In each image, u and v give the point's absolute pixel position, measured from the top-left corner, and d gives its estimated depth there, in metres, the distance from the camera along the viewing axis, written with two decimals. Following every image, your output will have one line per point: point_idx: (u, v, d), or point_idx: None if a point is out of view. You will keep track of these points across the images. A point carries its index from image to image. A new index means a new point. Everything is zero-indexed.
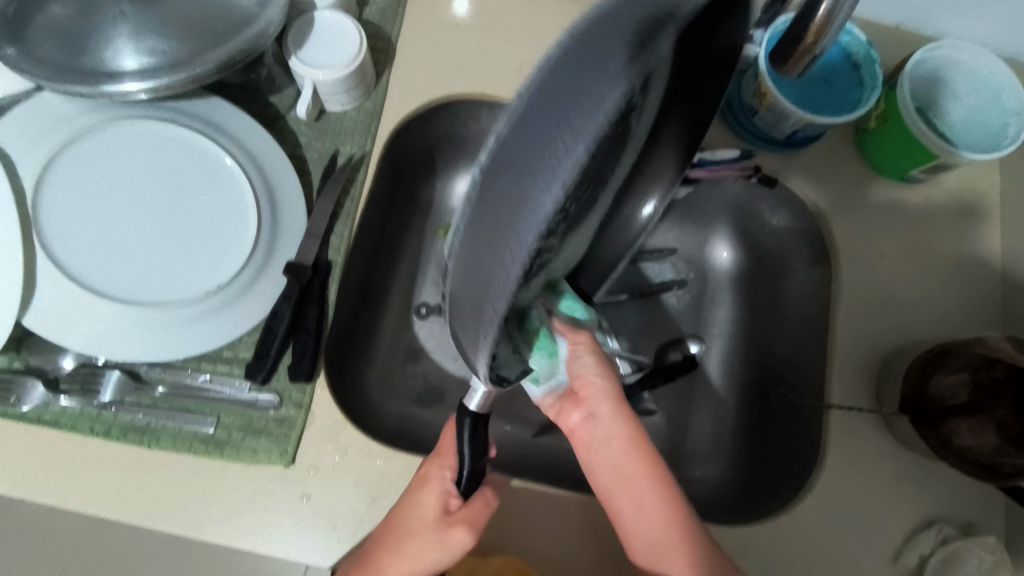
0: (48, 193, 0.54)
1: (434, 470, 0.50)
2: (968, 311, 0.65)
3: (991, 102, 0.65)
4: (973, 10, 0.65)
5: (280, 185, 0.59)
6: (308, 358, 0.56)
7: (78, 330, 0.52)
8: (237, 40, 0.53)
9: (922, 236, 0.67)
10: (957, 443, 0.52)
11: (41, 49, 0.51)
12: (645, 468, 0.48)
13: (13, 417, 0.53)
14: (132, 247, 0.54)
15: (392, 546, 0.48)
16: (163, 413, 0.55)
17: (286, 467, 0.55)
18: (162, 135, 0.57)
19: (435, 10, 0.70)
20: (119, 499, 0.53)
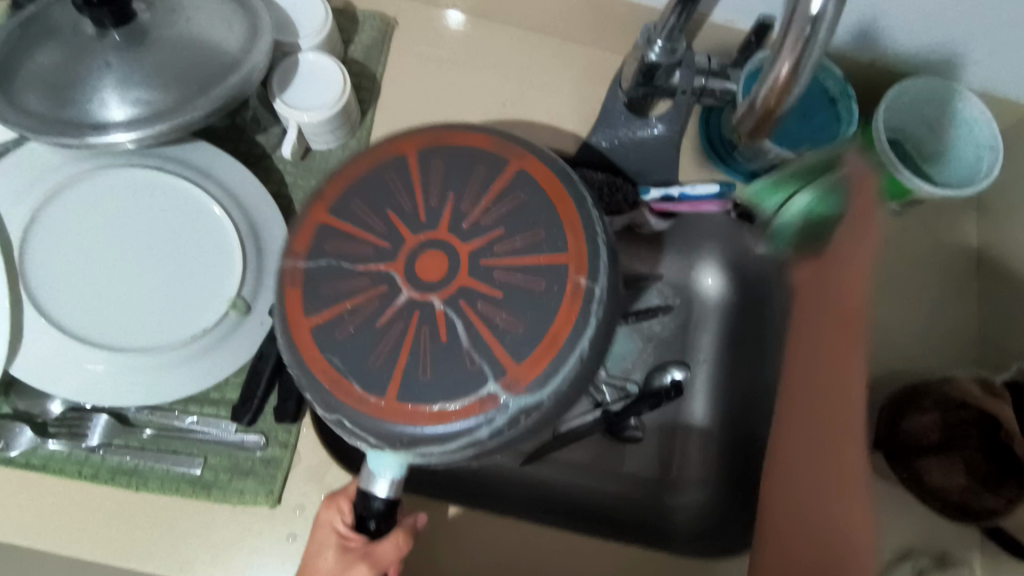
0: (34, 244, 0.54)
1: (327, 516, 0.49)
2: (948, 343, 0.66)
3: (965, 136, 0.66)
4: (949, 47, 0.66)
5: (264, 225, 0.59)
6: (294, 398, 0.56)
7: (67, 378, 0.53)
8: (221, 88, 0.53)
9: (901, 268, 0.68)
10: (928, 482, 0.54)
11: (28, 102, 0.52)
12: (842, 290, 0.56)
13: (1, 461, 0.54)
14: (118, 294, 0.55)
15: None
16: (150, 456, 0.55)
17: (272, 507, 0.55)
18: (147, 182, 0.58)
19: (419, 48, 0.71)
20: (108, 541, 0.54)
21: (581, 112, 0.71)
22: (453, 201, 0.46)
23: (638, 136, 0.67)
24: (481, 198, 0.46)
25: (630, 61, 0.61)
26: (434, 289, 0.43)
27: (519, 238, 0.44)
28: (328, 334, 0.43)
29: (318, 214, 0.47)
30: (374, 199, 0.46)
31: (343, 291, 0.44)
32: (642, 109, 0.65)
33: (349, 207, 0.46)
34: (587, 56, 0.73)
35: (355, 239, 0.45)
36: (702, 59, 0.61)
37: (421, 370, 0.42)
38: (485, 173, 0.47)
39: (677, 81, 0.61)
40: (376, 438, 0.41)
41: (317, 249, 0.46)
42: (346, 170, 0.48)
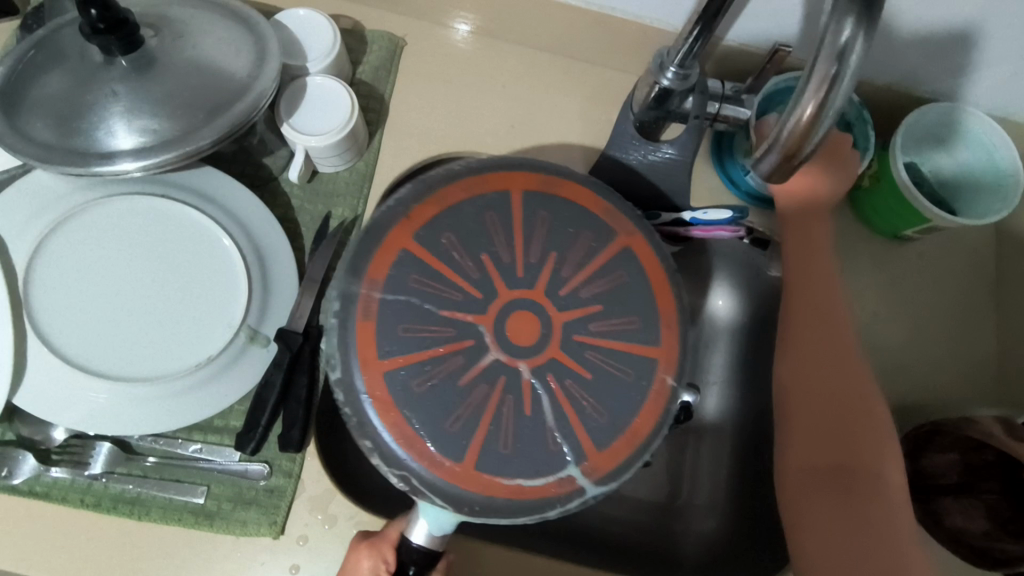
0: (39, 272, 0.54)
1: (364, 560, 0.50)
2: (964, 374, 0.65)
3: (983, 163, 0.64)
4: (968, 73, 0.64)
5: (270, 251, 0.59)
6: (298, 427, 0.56)
7: (70, 408, 0.53)
8: (228, 116, 0.53)
9: (916, 295, 0.67)
10: (947, 523, 0.52)
11: (35, 130, 0.52)
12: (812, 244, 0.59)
13: (3, 489, 0.53)
14: (123, 322, 0.55)
15: None
16: (152, 484, 0.55)
17: (275, 538, 0.55)
18: (153, 207, 0.57)
19: (428, 69, 0.70)
20: (108, 572, 0.53)
21: (591, 134, 0.70)
22: (553, 262, 0.47)
23: (648, 159, 0.66)
24: (586, 265, 0.48)
25: (641, 86, 0.60)
26: (521, 353, 0.45)
27: (609, 314, 0.47)
28: (403, 388, 0.44)
29: (401, 238, 0.47)
30: (463, 239, 0.47)
31: (423, 339, 0.45)
32: (653, 133, 0.65)
33: (443, 245, 0.47)
34: (597, 77, 0.72)
35: (443, 282, 0.46)
36: (717, 84, 0.61)
37: (502, 441, 0.44)
38: (588, 240, 0.48)
39: (689, 106, 0.60)
40: (445, 500, 0.43)
41: (396, 281, 0.46)
42: (440, 194, 0.48)
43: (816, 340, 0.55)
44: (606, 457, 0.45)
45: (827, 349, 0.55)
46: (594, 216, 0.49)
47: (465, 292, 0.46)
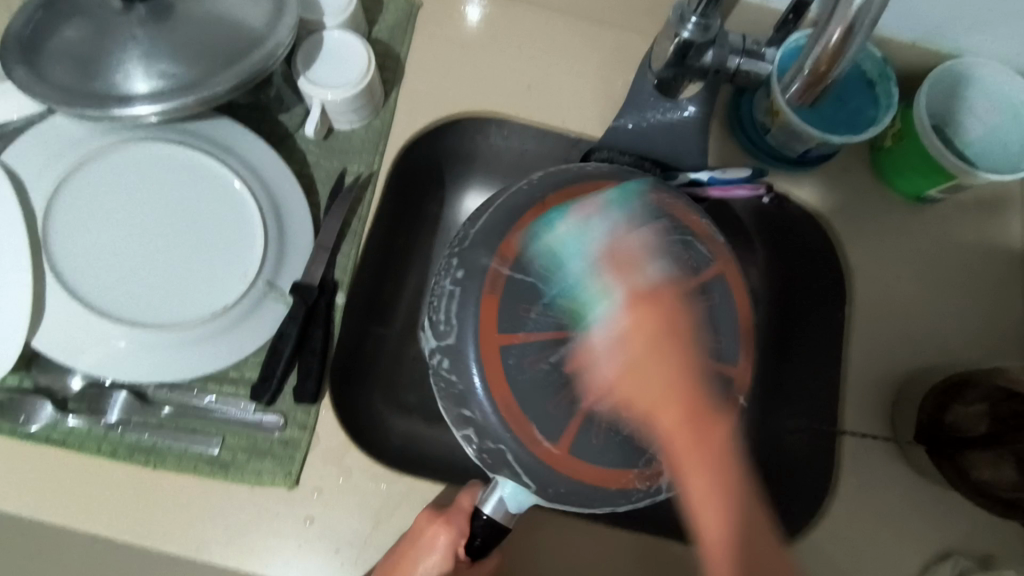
0: (58, 216, 0.54)
1: (438, 533, 0.50)
2: (987, 336, 0.64)
3: (1011, 120, 0.63)
4: (992, 27, 0.63)
5: (287, 204, 0.59)
6: (313, 379, 0.56)
7: (87, 352, 0.53)
8: (245, 62, 0.53)
9: (940, 256, 0.66)
10: (975, 477, 0.53)
11: (54, 74, 0.52)
12: (660, 350, 0.46)
13: (20, 436, 0.54)
14: (141, 269, 0.55)
15: None
16: (168, 433, 0.55)
17: (290, 488, 0.55)
18: (171, 157, 0.57)
19: (445, 27, 0.70)
20: (123, 520, 0.53)
21: (608, 95, 0.69)
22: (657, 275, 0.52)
23: (666, 118, 0.66)
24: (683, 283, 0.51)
25: (661, 40, 0.60)
26: None
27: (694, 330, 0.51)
28: (514, 366, 0.48)
29: (532, 227, 0.51)
30: (577, 240, 0.52)
31: (536, 322, 0.49)
32: (672, 90, 0.64)
33: (566, 242, 0.51)
34: (614, 38, 0.71)
35: (562, 275, 0.50)
36: (736, 38, 0.60)
37: (596, 434, 0.47)
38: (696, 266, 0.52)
39: (710, 59, 0.59)
40: (533, 478, 0.47)
41: (523, 262, 0.50)
42: (572, 189, 0.53)
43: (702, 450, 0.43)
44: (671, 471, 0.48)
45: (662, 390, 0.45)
46: (698, 240, 0.53)
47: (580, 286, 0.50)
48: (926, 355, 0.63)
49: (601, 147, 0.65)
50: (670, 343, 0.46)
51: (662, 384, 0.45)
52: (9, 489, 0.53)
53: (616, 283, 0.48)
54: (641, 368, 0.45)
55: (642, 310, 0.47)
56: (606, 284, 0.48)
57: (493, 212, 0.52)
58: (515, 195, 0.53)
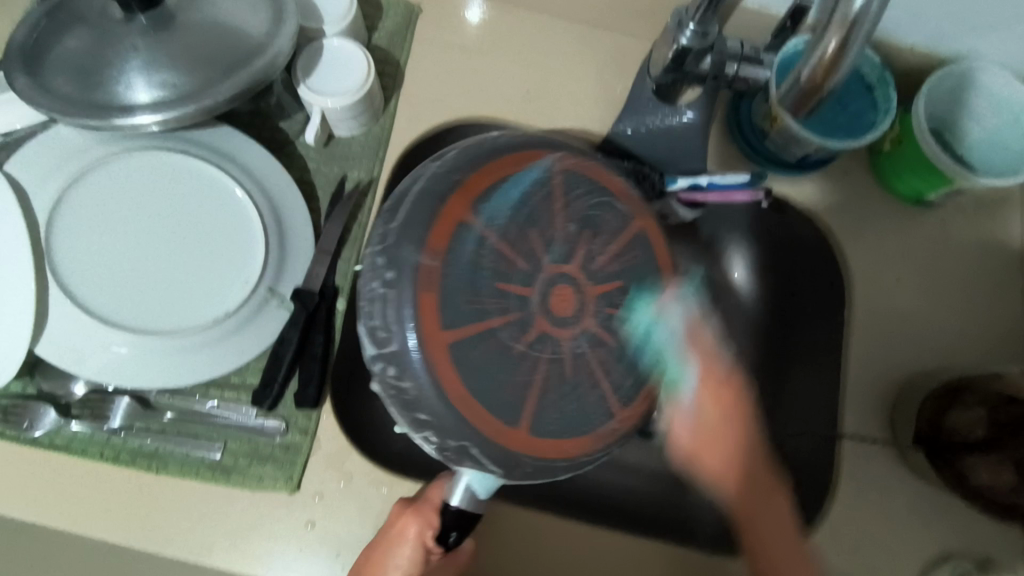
0: (60, 224, 0.55)
1: (412, 526, 0.50)
2: (987, 340, 0.64)
3: (1011, 124, 0.63)
4: (991, 31, 0.63)
5: (287, 211, 0.59)
6: (314, 385, 0.56)
7: (90, 358, 0.53)
8: (246, 71, 0.53)
9: (940, 260, 0.66)
10: (973, 481, 0.53)
11: (57, 84, 0.53)
12: (721, 412, 0.50)
13: (24, 442, 0.54)
14: (143, 277, 0.55)
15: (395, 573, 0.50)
16: (170, 439, 0.55)
17: (292, 493, 0.55)
18: (172, 164, 0.58)
19: (444, 33, 0.70)
20: (126, 525, 0.54)
21: (608, 100, 0.70)
22: (586, 240, 0.48)
23: (665, 124, 0.66)
24: (613, 243, 0.49)
25: (659, 47, 0.60)
26: (560, 324, 0.46)
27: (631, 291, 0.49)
28: (464, 358, 0.45)
29: (457, 210, 0.46)
30: (512, 215, 0.47)
31: (482, 307, 0.45)
32: (670, 96, 0.64)
33: (497, 220, 0.47)
34: (612, 43, 0.71)
35: (493, 253, 0.46)
36: (736, 43, 0.60)
37: (552, 409, 0.46)
38: (615, 221, 0.50)
39: (707, 66, 0.59)
40: (500, 467, 0.45)
41: (455, 250, 0.45)
42: (488, 166, 0.48)
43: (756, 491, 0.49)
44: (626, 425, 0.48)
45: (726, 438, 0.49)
46: (616, 200, 0.50)
47: (509, 259, 0.46)
48: (926, 360, 0.63)
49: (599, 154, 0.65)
50: (724, 378, 0.51)
51: (733, 435, 0.49)
52: (13, 495, 0.54)
53: (691, 358, 0.50)
54: (715, 425, 0.50)
55: (720, 394, 0.50)
56: (685, 358, 0.50)
57: (412, 201, 0.47)
58: (432, 173, 0.48)
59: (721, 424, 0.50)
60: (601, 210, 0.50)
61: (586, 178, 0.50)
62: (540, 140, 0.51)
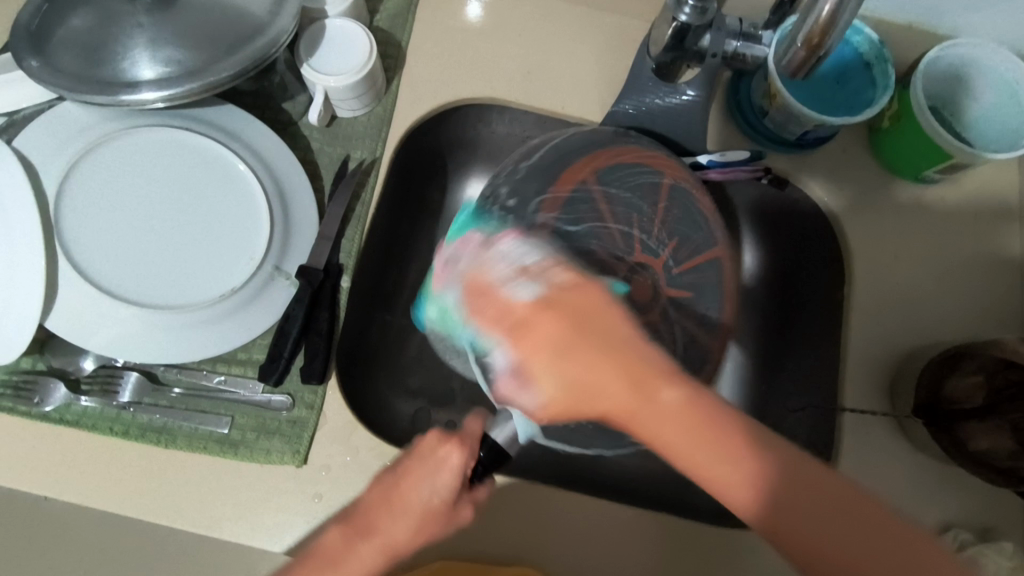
0: (68, 202, 0.55)
1: (451, 452, 0.42)
2: (985, 315, 0.64)
3: (1007, 100, 0.64)
4: (989, 8, 0.63)
5: (291, 189, 0.60)
6: (320, 361, 0.57)
7: (98, 333, 0.54)
8: (250, 49, 0.54)
9: (938, 236, 0.66)
10: (971, 448, 0.54)
11: (63, 61, 0.53)
12: (588, 346, 0.35)
13: (35, 417, 0.55)
14: (152, 253, 0.56)
15: (411, 501, 0.40)
16: (179, 413, 0.56)
17: (298, 467, 0.56)
18: (177, 143, 0.58)
19: (445, 14, 0.70)
20: (135, 498, 0.54)
21: (608, 80, 0.70)
22: (671, 246, 0.58)
23: (666, 103, 0.66)
24: (690, 255, 0.58)
25: (659, 24, 0.60)
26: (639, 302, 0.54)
27: (694, 297, 0.57)
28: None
29: (575, 177, 0.57)
30: (619, 200, 0.58)
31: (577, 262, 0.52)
32: (670, 75, 0.65)
33: (612, 193, 0.58)
34: (613, 25, 0.72)
35: (606, 228, 0.56)
36: (734, 21, 0.61)
37: None
38: (700, 237, 0.58)
39: (707, 43, 0.60)
40: None
41: (572, 206, 0.56)
42: (614, 148, 0.58)
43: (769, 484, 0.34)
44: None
45: (585, 386, 0.35)
46: (706, 221, 0.59)
47: (603, 232, 0.56)
48: (925, 334, 0.63)
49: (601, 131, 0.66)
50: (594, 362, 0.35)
51: (616, 384, 0.34)
52: (24, 468, 0.54)
53: (491, 330, 0.39)
54: (595, 363, 0.35)
55: (552, 326, 0.36)
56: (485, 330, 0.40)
57: (547, 154, 0.59)
58: (572, 137, 0.59)
59: (583, 385, 0.35)
60: (682, 222, 0.58)
61: (690, 197, 0.58)
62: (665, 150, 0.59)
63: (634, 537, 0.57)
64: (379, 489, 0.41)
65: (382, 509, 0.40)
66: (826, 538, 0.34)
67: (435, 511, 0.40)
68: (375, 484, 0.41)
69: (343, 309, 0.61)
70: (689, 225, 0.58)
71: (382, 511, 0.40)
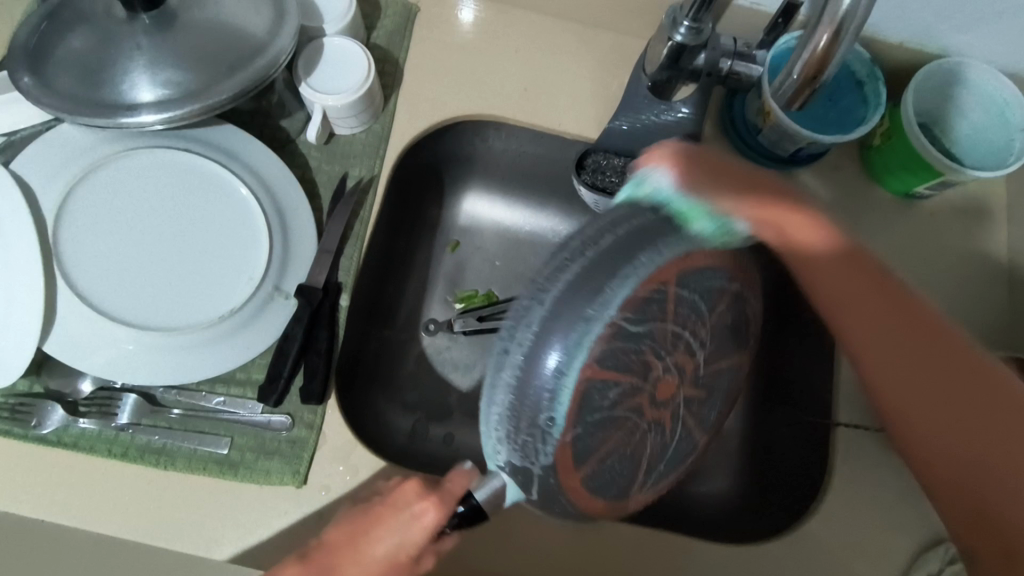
0: (68, 224, 0.55)
1: (421, 505, 0.46)
2: (975, 330, 0.65)
3: (996, 119, 0.65)
4: (976, 28, 0.65)
5: (290, 208, 0.60)
6: (320, 380, 0.57)
7: (97, 355, 0.54)
8: (249, 70, 0.54)
9: (928, 253, 0.67)
10: None
11: (60, 82, 0.53)
12: (740, 186, 0.46)
13: (32, 440, 0.55)
14: (152, 274, 0.56)
15: (371, 548, 0.46)
16: (178, 435, 0.56)
17: (298, 487, 0.56)
18: (177, 164, 0.58)
19: (442, 31, 0.71)
20: (134, 521, 0.54)
21: (604, 97, 0.71)
22: (711, 343, 0.48)
23: (660, 120, 0.67)
24: (718, 361, 0.49)
25: (655, 44, 0.61)
26: (655, 408, 0.45)
27: (704, 402, 0.50)
28: (588, 403, 0.40)
29: (668, 271, 0.41)
30: (692, 290, 0.44)
31: (627, 365, 0.41)
32: (665, 93, 0.65)
33: (692, 279, 0.44)
34: (608, 42, 0.72)
35: (662, 325, 0.43)
36: (729, 41, 0.62)
37: (604, 473, 0.44)
38: (729, 342, 0.50)
39: (702, 62, 0.60)
40: (541, 498, 0.42)
41: (654, 301, 0.41)
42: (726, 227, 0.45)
43: (925, 352, 0.45)
44: (635, 500, 0.48)
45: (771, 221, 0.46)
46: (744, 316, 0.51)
47: (663, 332, 0.43)
48: None
49: (597, 148, 0.67)
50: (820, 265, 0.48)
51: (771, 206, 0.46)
52: (21, 491, 0.54)
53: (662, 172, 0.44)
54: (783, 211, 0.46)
55: (728, 167, 0.47)
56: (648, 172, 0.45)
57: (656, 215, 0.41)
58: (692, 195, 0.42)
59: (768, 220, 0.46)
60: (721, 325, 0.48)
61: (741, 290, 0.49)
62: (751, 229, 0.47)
63: (632, 553, 0.57)
64: (342, 533, 0.47)
65: (345, 556, 0.46)
66: (905, 358, 0.45)
67: (400, 557, 0.46)
68: (341, 527, 0.48)
69: (342, 328, 0.60)
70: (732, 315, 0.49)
71: (342, 556, 0.46)
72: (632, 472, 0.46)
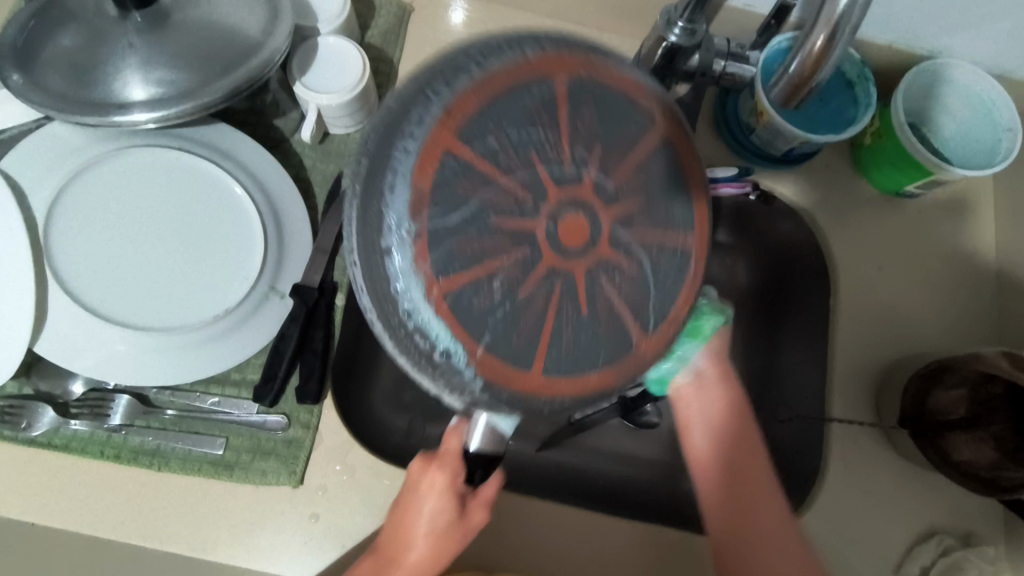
0: (59, 224, 0.55)
1: (425, 477, 0.45)
2: (963, 326, 0.66)
3: (984, 118, 0.66)
4: (963, 31, 0.66)
5: (284, 207, 0.60)
6: (315, 381, 0.57)
7: (88, 355, 0.54)
8: (242, 70, 0.53)
9: (916, 251, 0.68)
10: (956, 458, 0.55)
11: (50, 81, 0.53)
12: (721, 419, 0.48)
13: (22, 442, 0.54)
14: (143, 273, 0.56)
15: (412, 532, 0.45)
16: (173, 436, 0.55)
17: (295, 487, 0.55)
18: (168, 163, 0.58)
19: (437, 31, 0.71)
20: (127, 523, 0.53)
21: None
22: (602, 153, 0.35)
23: None
24: (625, 158, 0.36)
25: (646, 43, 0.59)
26: (571, 256, 0.34)
27: (650, 204, 0.36)
28: (466, 310, 0.33)
29: (443, 138, 0.34)
30: (518, 130, 0.34)
31: (476, 249, 0.33)
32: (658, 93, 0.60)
33: (489, 135, 0.34)
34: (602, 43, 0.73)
35: (491, 189, 0.33)
36: (721, 41, 0.62)
37: (566, 345, 0.34)
38: (628, 133, 0.36)
39: (695, 63, 0.59)
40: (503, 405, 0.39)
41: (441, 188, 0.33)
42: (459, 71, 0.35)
43: None
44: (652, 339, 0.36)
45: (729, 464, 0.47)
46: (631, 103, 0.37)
47: (502, 192, 0.33)
48: (907, 346, 0.65)
49: None
50: (728, 477, 0.47)
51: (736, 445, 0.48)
52: (11, 493, 0.53)
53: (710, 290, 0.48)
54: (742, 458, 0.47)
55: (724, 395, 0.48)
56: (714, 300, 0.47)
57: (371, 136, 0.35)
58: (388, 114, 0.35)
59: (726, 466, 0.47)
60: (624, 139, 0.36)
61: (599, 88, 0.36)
62: (536, 38, 0.36)
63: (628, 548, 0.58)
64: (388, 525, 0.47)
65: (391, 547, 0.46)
66: None
67: (437, 528, 0.45)
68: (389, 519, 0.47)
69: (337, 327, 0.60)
70: (620, 117, 0.36)
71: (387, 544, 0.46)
72: (623, 320, 0.35)
